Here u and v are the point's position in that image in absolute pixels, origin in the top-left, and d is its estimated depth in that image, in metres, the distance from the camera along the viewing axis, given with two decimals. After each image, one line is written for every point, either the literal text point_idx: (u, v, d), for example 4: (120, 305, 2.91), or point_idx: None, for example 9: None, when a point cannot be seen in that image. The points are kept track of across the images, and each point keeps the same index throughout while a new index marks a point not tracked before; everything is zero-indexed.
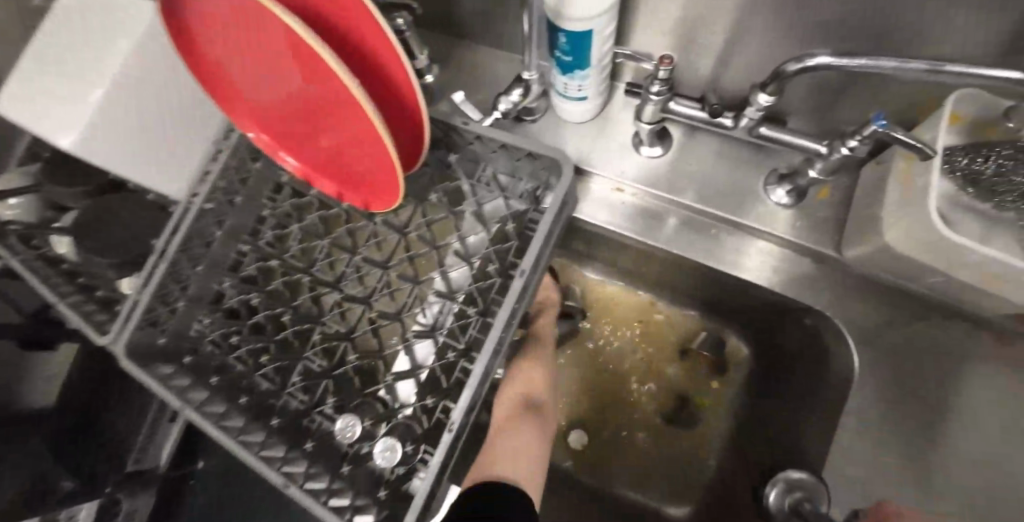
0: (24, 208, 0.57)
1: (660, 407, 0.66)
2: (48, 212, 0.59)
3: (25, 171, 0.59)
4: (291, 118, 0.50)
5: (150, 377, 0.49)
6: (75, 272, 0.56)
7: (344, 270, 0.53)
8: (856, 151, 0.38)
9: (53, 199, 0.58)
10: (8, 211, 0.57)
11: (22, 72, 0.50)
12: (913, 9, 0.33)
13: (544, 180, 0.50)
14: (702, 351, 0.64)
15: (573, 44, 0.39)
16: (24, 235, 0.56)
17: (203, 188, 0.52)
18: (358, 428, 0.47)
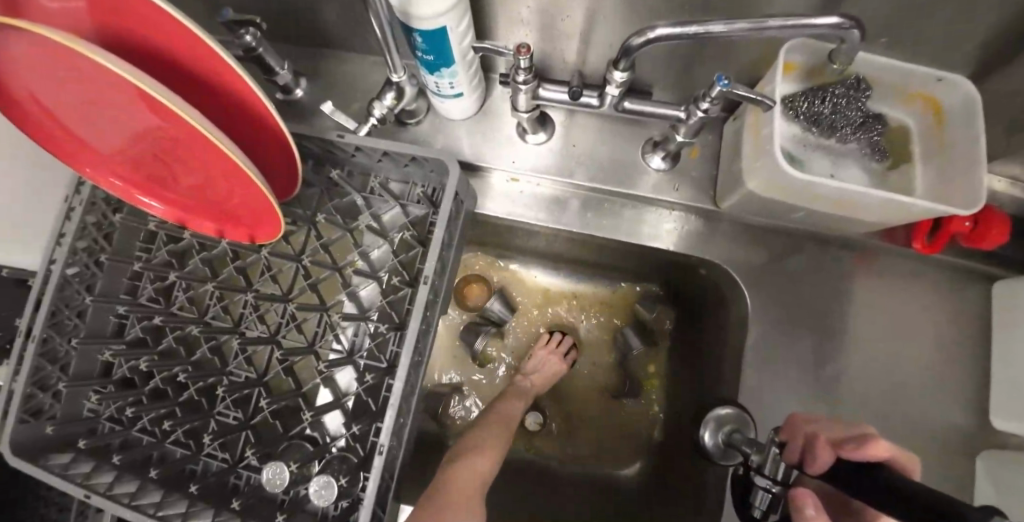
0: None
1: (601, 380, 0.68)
2: None
3: None
4: (147, 160, 0.45)
5: (43, 471, 0.45)
6: None
7: (242, 312, 0.50)
8: (708, 113, 0.41)
9: None
10: None
11: None
12: None
13: (436, 182, 0.49)
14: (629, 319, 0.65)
15: (429, 44, 0.38)
16: None
17: (60, 255, 0.47)
18: (288, 474, 0.43)
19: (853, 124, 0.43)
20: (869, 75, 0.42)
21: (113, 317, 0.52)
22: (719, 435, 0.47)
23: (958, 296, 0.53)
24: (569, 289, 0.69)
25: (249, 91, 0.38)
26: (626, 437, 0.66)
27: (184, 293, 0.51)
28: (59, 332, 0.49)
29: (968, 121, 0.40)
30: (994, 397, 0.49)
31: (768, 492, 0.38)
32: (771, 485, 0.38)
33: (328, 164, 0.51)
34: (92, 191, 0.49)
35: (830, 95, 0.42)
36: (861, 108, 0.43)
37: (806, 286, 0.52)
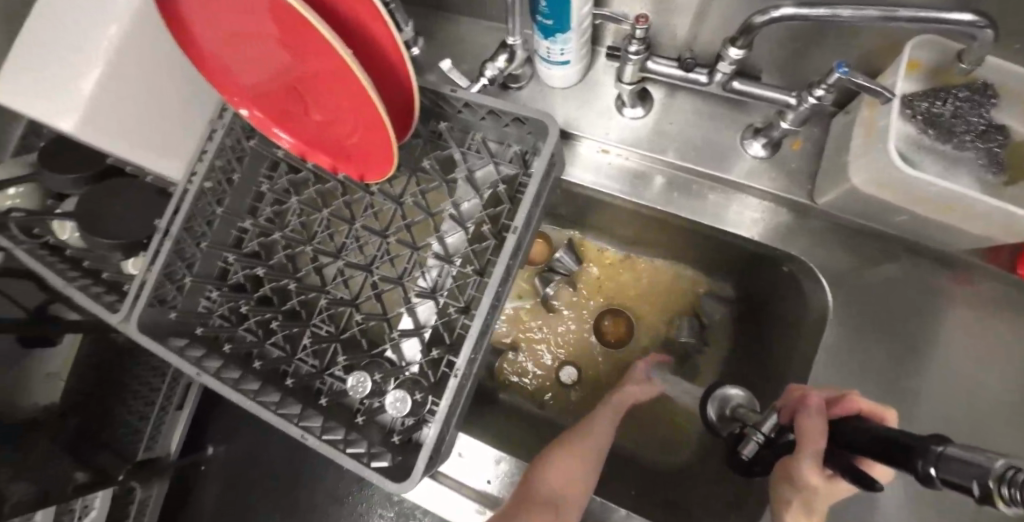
0: (24, 196, 0.66)
1: None
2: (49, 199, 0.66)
3: (24, 161, 0.68)
4: (283, 94, 0.52)
5: (170, 350, 0.53)
6: (76, 257, 0.62)
7: (344, 241, 0.56)
8: (822, 100, 0.41)
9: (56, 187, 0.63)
10: (11, 198, 0.65)
11: (13, 50, 0.50)
12: None
13: (531, 144, 0.53)
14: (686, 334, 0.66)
15: (553, 8, 0.41)
16: (27, 224, 0.63)
17: (201, 169, 0.54)
18: (369, 384, 0.49)
19: (975, 131, 0.42)
20: (1000, 82, 0.41)
21: (234, 230, 0.60)
22: (723, 410, 0.53)
23: None
24: (630, 270, 0.71)
25: (386, 35, 0.42)
26: (664, 420, 0.66)
27: (297, 218, 0.58)
28: (191, 236, 0.56)
29: None
30: None
31: (757, 442, 0.41)
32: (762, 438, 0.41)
33: (434, 118, 0.55)
34: (233, 117, 0.56)
35: (953, 97, 0.41)
36: (985, 116, 0.41)
37: (891, 296, 0.51)
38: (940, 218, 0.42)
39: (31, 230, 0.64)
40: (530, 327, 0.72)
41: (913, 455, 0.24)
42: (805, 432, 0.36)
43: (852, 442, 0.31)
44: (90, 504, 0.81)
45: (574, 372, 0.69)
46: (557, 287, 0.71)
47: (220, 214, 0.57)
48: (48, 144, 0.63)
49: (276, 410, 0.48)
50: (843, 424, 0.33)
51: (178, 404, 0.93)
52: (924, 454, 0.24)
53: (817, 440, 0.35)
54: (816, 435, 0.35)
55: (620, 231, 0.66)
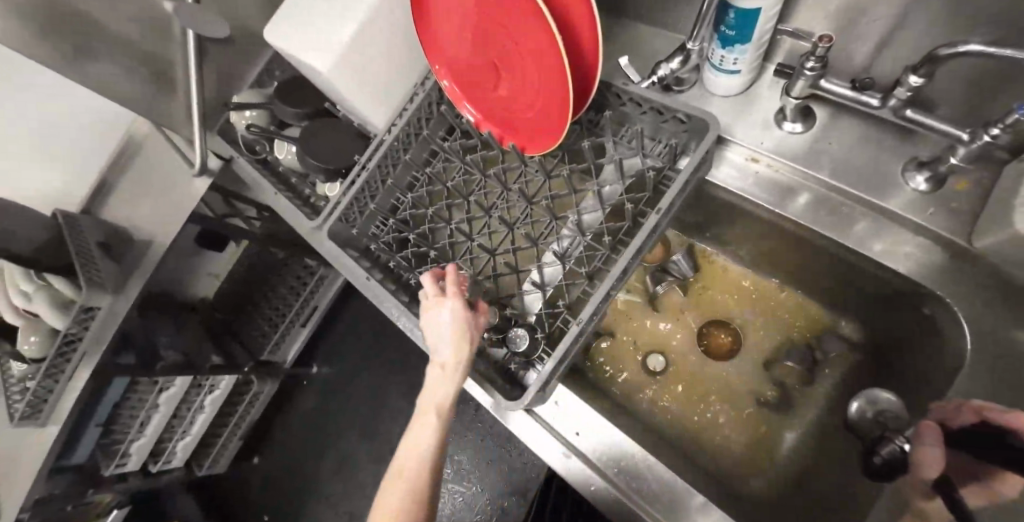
0: (256, 117, 0.81)
1: (751, 394, 0.68)
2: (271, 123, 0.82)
3: (259, 91, 0.84)
4: (482, 68, 0.62)
5: (348, 258, 0.65)
6: (285, 175, 0.80)
7: (496, 200, 0.66)
8: (997, 139, 0.41)
9: (284, 116, 0.79)
10: (245, 118, 0.81)
11: (286, 4, 0.64)
12: None
13: (682, 143, 0.57)
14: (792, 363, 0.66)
15: (740, 21, 0.46)
16: (254, 142, 0.81)
17: (402, 121, 0.67)
18: (497, 318, 0.57)
19: None
20: None
21: (410, 176, 0.71)
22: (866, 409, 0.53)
23: None
24: (741, 288, 0.73)
25: (585, 24, 0.50)
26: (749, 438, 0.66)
27: (462, 175, 0.68)
28: (380, 173, 0.68)
29: None
30: None
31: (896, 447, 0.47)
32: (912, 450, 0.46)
33: (597, 108, 0.62)
34: (432, 80, 0.67)
35: None
36: None
37: None
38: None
39: (253, 147, 0.82)
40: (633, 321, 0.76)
41: None
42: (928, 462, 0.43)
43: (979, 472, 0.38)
44: (216, 385, 1.10)
45: (662, 361, 0.72)
46: (665, 290, 0.73)
47: (404, 159, 0.69)
48: (289, 85, 0.81)
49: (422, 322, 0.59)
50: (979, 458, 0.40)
51: (303, 322, 1.26)
52: None
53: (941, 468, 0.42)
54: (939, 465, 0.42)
55: (747, 245, 0.68)
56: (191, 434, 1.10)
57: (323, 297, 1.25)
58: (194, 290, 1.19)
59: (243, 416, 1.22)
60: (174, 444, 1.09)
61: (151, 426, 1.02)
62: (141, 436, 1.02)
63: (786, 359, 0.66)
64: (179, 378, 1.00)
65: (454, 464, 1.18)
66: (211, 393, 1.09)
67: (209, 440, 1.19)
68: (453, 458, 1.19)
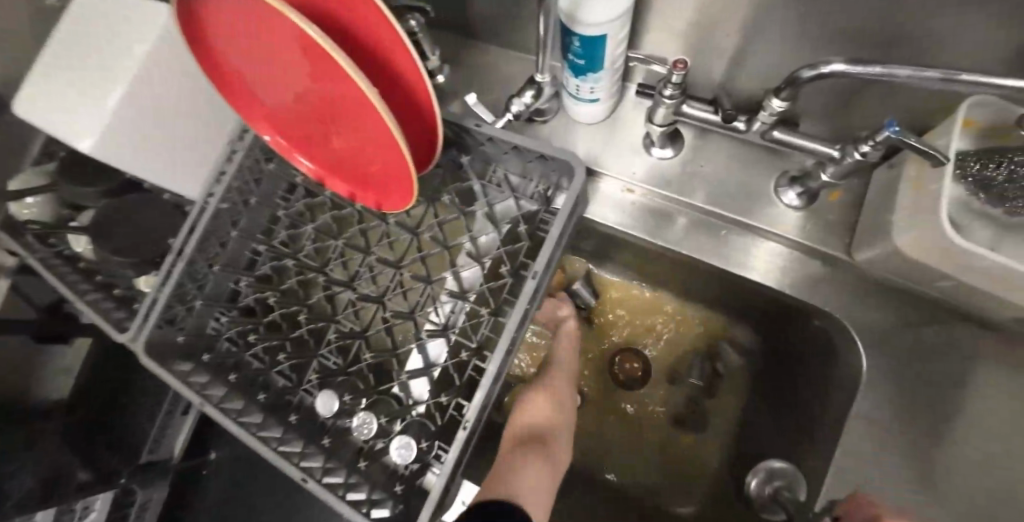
0: (38, 206, 0.64)
1: (670, 418, 0.66)
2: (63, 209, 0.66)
3: (41, 169, 0.65)
4: (305, 119, 0.51)
5: (174, 374, 0.51)
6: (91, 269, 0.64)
7: (357, 269, 0.55)
8: (867, 156, 0.38)
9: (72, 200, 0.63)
10: (25, 207, 0.63)
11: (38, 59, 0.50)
12: (921, 17, 0.33)
13: (554, 181, 0.51)
14: (694, 380, 0.64)
15: (587, 49, 0.39)
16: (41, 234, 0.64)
17: (219, 189, 0.53)
18: (375, 425, 0.47)
19: None
20: None
21: (247, 252, 0.58)
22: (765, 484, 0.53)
23: None
24: (643, 310, 0.68)
25: (410, 66, 0.41)
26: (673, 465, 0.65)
27: (312, 243, 0.56)
28: (203, 257, 0.55)
29: None
30: None
31: None
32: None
33: (456, 148, 0.54)
34: (253, 138, 0.55)
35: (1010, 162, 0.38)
36: None
37: (928, 359, 0.48)
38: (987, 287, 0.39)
39: None
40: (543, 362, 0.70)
41: None
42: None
43: None
44: (91, 506, 0.77)
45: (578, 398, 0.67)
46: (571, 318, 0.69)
47: (234, 236, 0.56)
48: (74, 155, 0.64)
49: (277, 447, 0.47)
50: None
51: None
52: None
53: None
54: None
55: (640, 270, 0.63)
56: None
57: None
58: (36, 392, 0.84)
59: None
60: None
61: None
62: None
63: (693, 377, 0.64)
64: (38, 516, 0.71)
65: None
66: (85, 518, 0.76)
67: None
68: None
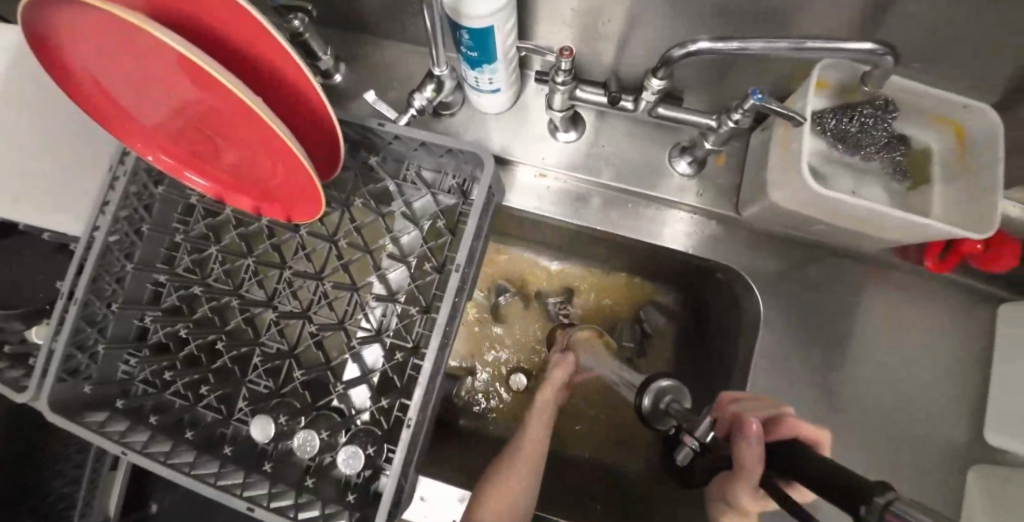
0: None
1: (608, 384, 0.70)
2: None
3: None
4: (191, 137, 0.47)
5: (87, 428, 0.47)
6: None
7: (276, 286, 0.53)
8: (739, 123, 0.42)
9: None
10: None
11: None
12: None
13: (468, 173, 0.51)
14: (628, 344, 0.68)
15: (477, 42, 0.40)
16: None
17: (105, 221, 0.48)
18: (317, 442, 0.46)
19: (879, 144, 0.45)
20: (899, 98, 0.43)
21: (149, 285, 0.55)
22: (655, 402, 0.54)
23: (971, 313, 0.54)
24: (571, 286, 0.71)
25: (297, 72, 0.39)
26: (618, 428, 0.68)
27: (221, 266, 0.53)
28: (99, 297, 0.50)
29: (989, 145, 0.42)
30: (993, 414, 0.50)
31: (692, 448, 0.43)
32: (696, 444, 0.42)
33: (363, 149, 0.52)
34: (136, 161, 0.51)
35: (858, 115, 0.44)
36: (888, 129, 0.44)
37: (817, 296, 0.54)
38: (852, 227, 0.45)
39: None
40: (484, 345, 0.71)
41: (854, 502, 0.24)
42: (745, 453, 0.35)
43: (792, 468, 0.31)
44: None
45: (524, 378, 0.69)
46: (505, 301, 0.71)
47: (130, 269, 0.51)
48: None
49: (215, 483, 0.44)
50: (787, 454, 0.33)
51: None
52: (867, 501, 0.23)
53: (755, 462, 0.35)
54: (755, 457, 0.35)
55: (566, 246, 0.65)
56: None
57: None
58: None
59: None
60: None
61: None
62: None
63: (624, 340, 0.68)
64: None
65: None
66: None
67: None
68: None
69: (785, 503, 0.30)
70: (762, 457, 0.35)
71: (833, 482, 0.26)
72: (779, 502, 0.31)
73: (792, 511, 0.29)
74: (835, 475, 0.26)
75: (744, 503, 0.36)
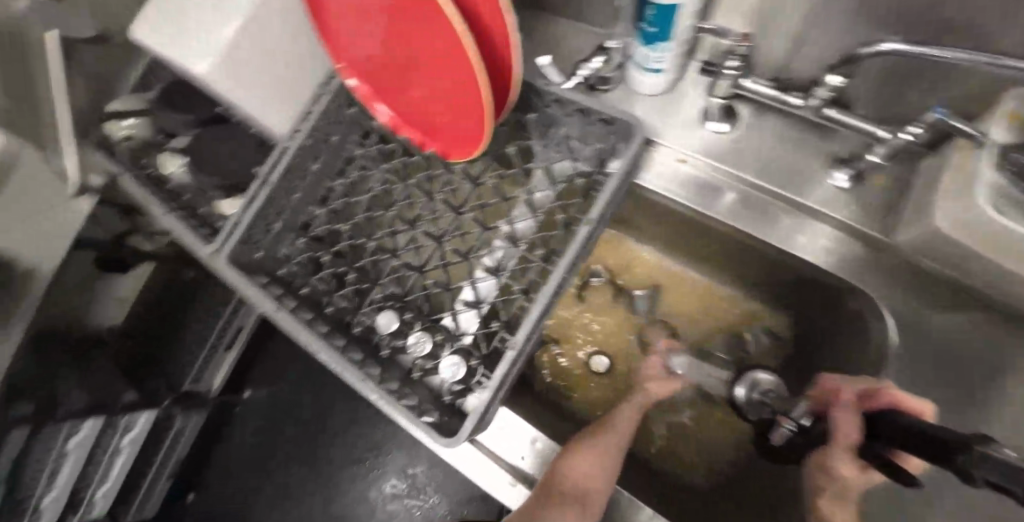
0: (137, 127, 0.71)
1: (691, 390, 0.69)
2: (158, 134, 0.72)
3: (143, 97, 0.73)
4: (388, 69, 0.56)
5: (252, 286, 0.58)
6: (176, 191, 0.69)
7: (420, 211, 0.60)
8: (917, 137, 0.42)
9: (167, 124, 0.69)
10: (124, 129, 0.70)
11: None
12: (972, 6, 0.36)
13: (612, 144, 0.54)
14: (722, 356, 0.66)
15: (659, 17, 0.43)
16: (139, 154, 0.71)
17: (305, 127, 0.60)
18: (428, 344, 0.54)
19: None
20: None
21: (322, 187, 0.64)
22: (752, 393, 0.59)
23: None
24: (672, 286, 0.71)
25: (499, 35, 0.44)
26: (684, 432, 0.69)
27: (382, 184, 0.62)
28: (286, 186, 0.61)
29: None
30: None
31: (788, 430, 0.47)
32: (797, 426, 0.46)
33: (523, 108, 0.58)
34: (340, 81, 0.60)
35: None
36: None
37: (953, 344, 0.50)
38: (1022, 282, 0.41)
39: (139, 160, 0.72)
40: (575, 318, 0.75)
41: (957, 451, 0.26)
42: (842, 421, 0.40)
43: (897, 435, 0.33)
44: (132, 423, 1.04)
45: (606, 361, 0.71)
46: (597, 284, 0.72)
47: (313, 170, 0.62)
48: (169, 87, 0.70)
49: (341, 353, 0.52)
50: (888, 418, 0.36)
51: (228, 345, 1.21)
52: (966, 451, 0.26)
53: (851, 427, 0.39)
54: (850, 424, 0.39)
55: (681, 242, 0.67)
56: (110, 473, 1.05)
57: (249, 317, 1.19)
58: (94, 318, 1.13)
59: (166, 460, 1.17)
60: (90, 494, 1.05)
61: (60, 477, 0.97)
62: (49, 490, 0.96)
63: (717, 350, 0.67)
64: (86, 420, 0.94)
65: (410, 477, 1.24)
66: (126, 432, 1.04)
67: (133, 478, 1.14)
68: (409, 471, 1.24)
69: (893, 470, 0.34)
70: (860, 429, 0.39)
71: (931, 443, 0.29)
72: (889, 474, 0.34)
73: (904, 478, 0.32)
74: (940, 431, 0.29)
75: (844, 475, 0.39)
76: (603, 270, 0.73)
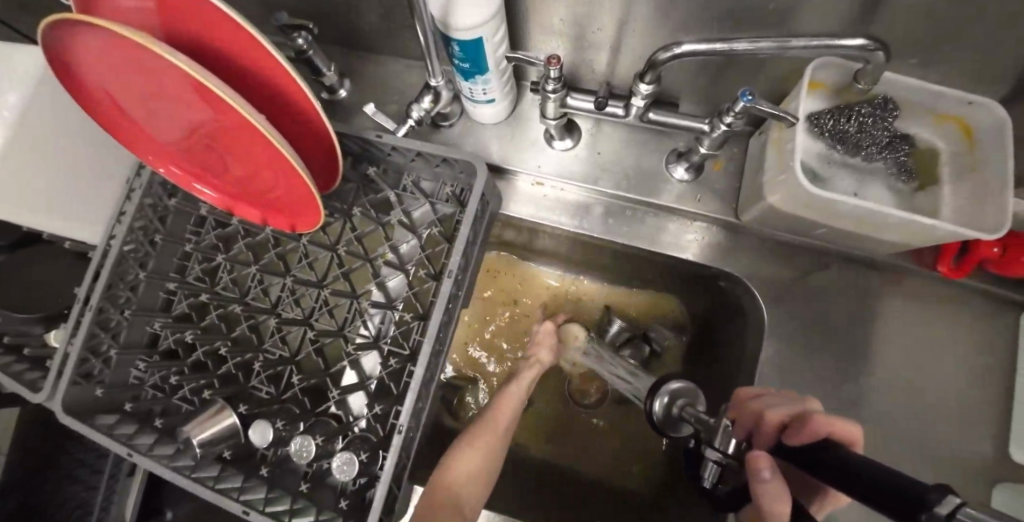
0: None
1: (615, 396, 0.69)
2: None
3: None
4: (195, 150, 0.49)
5: (97, 427, 0.49)
6: None
7: (279, 295, 0.54)
8: (732, 126, 0.42)
9: None
10: None
11: None
12: None
13: (464, 183, 0.51)
14: (632, 359, 0.66)
15: (466, 52, 0.41)
16: None
17: (119, 230, 0.51)
18: (314, 447, 0.46)
19: (880, 144, 0.44)
20: (898, 96, 0.43)
21: (162, 293, 0.56)
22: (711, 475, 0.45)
23: (995, 319, 0.52)
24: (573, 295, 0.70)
25: (284, 78, 0.41)
26: (613, 441, 0.67)
27: (228, 275, 0.55)
28: (113, 304, 0.52)
29: (999, 141, 0.41)
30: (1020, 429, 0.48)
31: (716, 467, 0.44)
32: (720, 458, 0.43)
33: (364, 162, 0.54)
34: (151, 174, 0.53)
35: (857, 114, 0.44)
36: (889, 129, 0.44)
37: (825, 303, 0.53)
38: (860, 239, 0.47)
39: None
40: (487, 342, 0.71)
41: (914, 508, 0.22)
42: (765, 496, 0.34)
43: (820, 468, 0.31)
44: None
45: (525, 400, 0.69)
46: (496, 309, 0.72)
47: (144, 277, 0.53)
48: None
49: (213, 486, 0.45)
50: (810, 451, 0.33)
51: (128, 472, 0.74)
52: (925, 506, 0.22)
53: (783, 504, 0.34)
54: (777, 498, 0.34)
55: (563, 253, 0.65)
56: None
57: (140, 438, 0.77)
58: None
59: None
60: None
61: None
62: None
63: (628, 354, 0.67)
64: None
65: None
66: None
67: None
68: None
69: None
70: (785, 498, 0.34)
71: (842, 472, 0.29)
72: None
73: None
74: (894, 480, 0.25)
75: None
76: (512, 291, 0.72)
